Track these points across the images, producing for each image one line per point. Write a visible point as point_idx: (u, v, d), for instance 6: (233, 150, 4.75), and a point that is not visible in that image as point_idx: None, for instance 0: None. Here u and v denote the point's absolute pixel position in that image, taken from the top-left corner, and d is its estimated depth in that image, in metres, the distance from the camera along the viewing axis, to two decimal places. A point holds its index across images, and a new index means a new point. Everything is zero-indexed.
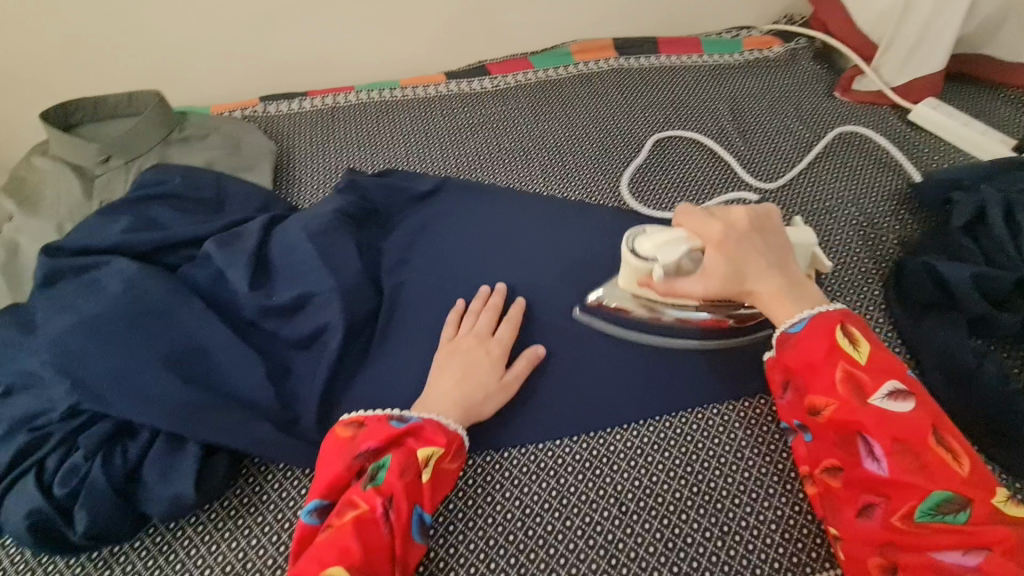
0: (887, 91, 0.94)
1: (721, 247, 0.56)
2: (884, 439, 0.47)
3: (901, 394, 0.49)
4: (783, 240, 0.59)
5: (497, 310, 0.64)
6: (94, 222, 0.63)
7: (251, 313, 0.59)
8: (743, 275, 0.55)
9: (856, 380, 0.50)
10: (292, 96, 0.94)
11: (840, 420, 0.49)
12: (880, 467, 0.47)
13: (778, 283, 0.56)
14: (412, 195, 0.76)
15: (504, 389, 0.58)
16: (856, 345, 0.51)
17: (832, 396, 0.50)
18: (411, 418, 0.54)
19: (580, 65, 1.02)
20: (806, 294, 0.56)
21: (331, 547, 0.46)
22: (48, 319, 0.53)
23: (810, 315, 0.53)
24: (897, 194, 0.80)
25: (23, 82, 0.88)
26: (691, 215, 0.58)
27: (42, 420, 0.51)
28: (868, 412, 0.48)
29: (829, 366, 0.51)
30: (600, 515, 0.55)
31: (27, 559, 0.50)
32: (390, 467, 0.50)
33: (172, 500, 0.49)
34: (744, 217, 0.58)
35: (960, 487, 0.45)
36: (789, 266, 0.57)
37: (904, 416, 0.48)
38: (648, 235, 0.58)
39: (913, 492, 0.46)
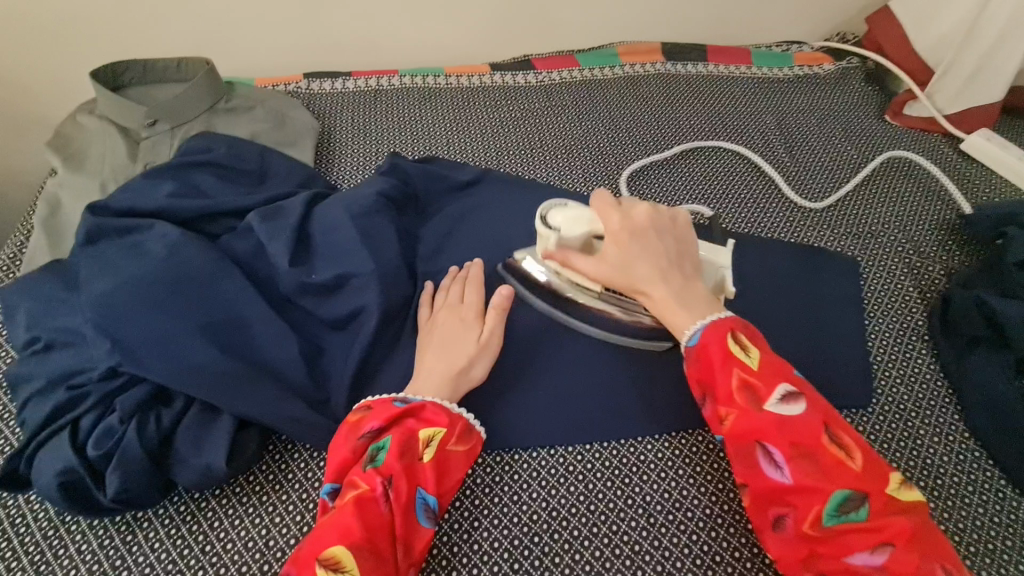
0: (939, 118, 0.91)
1: (616, 239, 0.56)
2: (781, 444, 0.46)
3: (792, 396, 0.48)
4: (687, 243, 0.58)
5: (463, 280, 0.63)
6: (139, 184, 0.63)
7: (288, 289, 0.59)
8: (634, 271, 0.56)
9: (751, 388, 0.49)
10: (337, 75, 0.93)
11: (740, 431, 0.48)
12: (783, 476, 0.46)
13: (668, 286, 0.55)
14: (452, 184, 0.75)
15: (484, 349, 0.57)
16: (747, 351, 0.50)
17: (731, 405, 0.49)
18: (414, 398, 0.52)
19: (626, 66, 1.01)
20: (699, 299, 0.54)
21: (334, 527, 0.45)
22: (91, 278, 0.53)
23: (704, 323, 0.52)
24: (944, 224, 0.79)
25: (72, 37, 0.87)
26: (597, 200, 0.59)
27: (78, 379, 0.50)
28: (764, 420, 0.47)
29: (724, 375, 0.50)
30: (628, 525, 0.53)
31: (51, 516, 0.50)
32: (390, 448, 0.49)
33: (203, 470, 0.49)
34: (647, 214, 0.58)
35: (857, 484, 0.45)
36: (685, 268, 0.57)
37: (796, 418, 0.47)
38: (565, 208, 0.60)
39: (816, 495, 0.45)
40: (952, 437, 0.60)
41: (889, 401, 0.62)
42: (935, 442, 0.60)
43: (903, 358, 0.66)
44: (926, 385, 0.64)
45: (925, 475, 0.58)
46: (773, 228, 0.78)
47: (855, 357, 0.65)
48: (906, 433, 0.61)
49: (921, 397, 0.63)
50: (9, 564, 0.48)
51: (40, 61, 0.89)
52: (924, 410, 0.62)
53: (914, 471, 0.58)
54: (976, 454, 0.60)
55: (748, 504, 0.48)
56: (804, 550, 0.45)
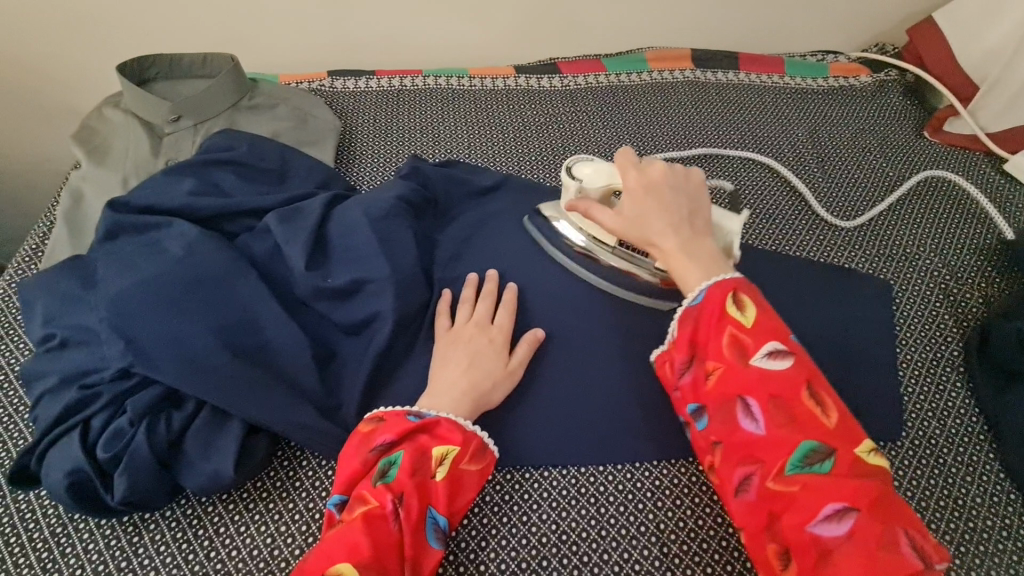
0: (982, 136, 0.87)
1: (632, 194, 0.55)
2: (761, 398, 0.45)
3: (781, 353, 0.46)
4: (703, 200, 0.56)
5: (492, 297, 0.62)
6: (160, 181, 0.62)
7: (304, 292, 0.58)
8: (646, 224, 0.54)
9: (740, 344, 0.47)
10: (360, 74, 0.93)
11: (723, 385, 0.46)
12: (758, 429, 0.44)
13: (678, 239, 0.53)
14: (472, 189, 0.74)
15: (509, 376, 0.57)
16: (742, 309, 0.48)
17: (718, 359, 0.47)
18: (428, 413, 0.51)
19: (654, 73, 0.99)
20: (708, 257, 0.52)
21: (342, 544, 0.44)
22: (107, 275, 0.53)
23: (709, 284, 0.50)
24: (984, 249, 0.75)
25: (103, 30, 0.88)
26: (620, 156, 0.59)
27: (91, 378, 0.50)
28: (749, 374, 0.46)
29: (714, 329, 0.48)
30: (640, 553, 0.52)
31: (60, 513, 0.50)
32: (402, 464, 0.48)
33: (211, 475, 0.48)
34: (664, 170, 0.56)
35: (827, 440, 0.43)
36: (697, 224, 0.54)
37: (782, 374, 0.45)
38: (590, 162, 0.62)
39: (786, 449, 0.43)
40: (985, 476, 0.58)
41: (920, 435, 0.60)
42: (968, 481, 0.57)
43: (937, 391, 0.63)
44: (959, 420, 0.61)
45: (955, 515, 0.55)
46: (801, 246, 0.75)
47: (886, 385, 0.62)
48: (937, 469, 0.58)
49: (953, 432, 0.60)
50: (17, 560, 0.48)
51: (69, 52, 0.89)
52: (957, 446, 0.59)
53: (944, 510, 0.55)
54: (1011, 496, 0.57)
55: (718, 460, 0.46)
56: (766, 508, 0.43)
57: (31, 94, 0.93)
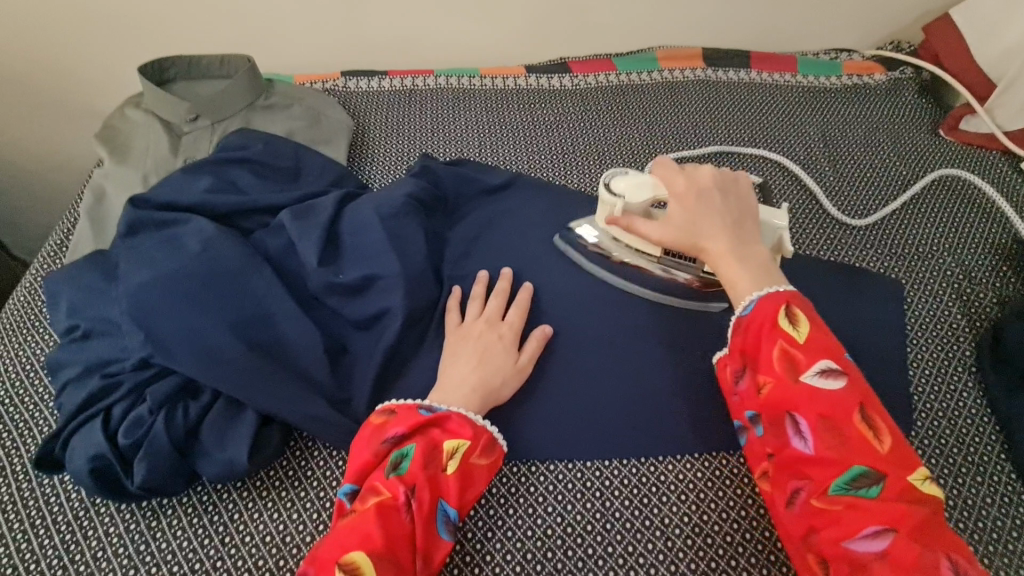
0: (999, 135, 0.86)
1: (681, 199, 0.56)
2: (810, 416, 0.45)
3: (834, 373, 0.46)
4: (750, 206, 0.57)
5: (503, 294, 0.63)
6: (179, 179, 0.64)
7: (316, 287, 0.59)
8: (697, 228, 0.55)
9: (791, 359, 0.47)
10: (373, 74, 0.94)
11: (772, 399, 0.47)
12: (805, 446, 0.45)
13: (729, 241, 0.54)
14: (482, 187, 0.75)
15: (518, 372, 0.58)
16: (795, 324, 0.48)
17: (768, 374, 0.48)
18: (439, 407, 0.52)
19: (665, 72, 0.99)
20: (758, 263, 0.53)
21: (355, 533, 0.45)
22: (128, 269, 0.54)
23: (762, 294, 0.50)
24: (999, 248, 0.74)
25: (125, 32, 0.91)
26: (659, 166, 0.60)
27: (113, 367, 0.52)
28: (799, 390, 0.46)
29: (766, 343, 0.48)
30: (644, 547, 0.52)
31: (82, 498, 0.52)
32: (415, 458, 0.49)
33: (226, 463, 0.50)
34: (711, 174, 0.58)
35: (877, 464, 0.43)
36: (747, 228, 0.56)
37: (834, 394, 0.45)
38: (626, 175, 0.63)
39: (832, 468, 0.44)
40: (997, 477, 0.57)
41: (929, 434, 0.59)
42: (978, 481, 0.57)
43: (947, 390, 0.62)
44: (971, 421, 0.60)
45: (965, 515, 0.55)
46: (811, 244, 0.75)
47: (895, 385, 0.62)
48: (947, 470, 0.57)
49: (963, 432, 0.60)
50: (42, 541, 0.50)
51: (93, 53, 0.92)
52: (968, 447, 0.59)
53: (952, 509, 0.55)
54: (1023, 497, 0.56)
55: (763, 471, 0.48)
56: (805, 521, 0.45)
57: (56, 94, 0.96)
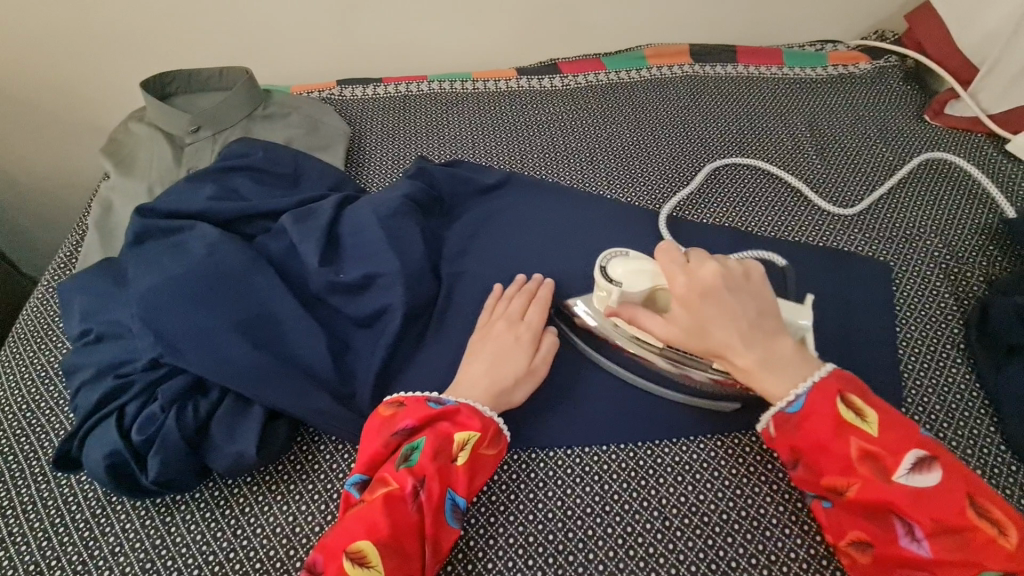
0: (983, 118, 0.88)
1: (688, 306, 0.53)
2: (920, 519, 0.45)
3: (924, 466, 0.46)
4: (765, 297, 0.53)
5: (528, 294, 0.64)
6: (183, 188, 0.67)
7: (318, 288, 0.61)
8: (709, 336, 0.52)
9: (874, 457, 0.47)
10: (368, 82, 0.96)
11: (868, 502, 0.47)
12: (922, 550, 0.45)
13: (749, 350, 0.51)
14: (477, 187, 0.77)
15: (531, 374, 0.59)
16: (863, 416, 0.48)
17: (852, 477, 0.47)
18: (448, 400, 0.54)
19: (652, 69, 1.00)
20: (788, 364, 0.51)
21: (364, 520, 0.47)
22: (138, 275, 0.57)
23: (807, 391, 0.50)
24: (986, 229, 0.76)
25: (127, 51, 0.94)
26: (659, 254, 0.55)
27: (125, 368, 0.54)
28: (896, 492, 0.46)
29: (841, 445, 0.48)
30: (643, 527, 0.54)
31: (100, 496, 0.54)
32: (425, 449, 0.51)
33: (235, 457, 0.51)
34: (717, 272, 0.53)
35: (1009, 563, 0.43)
36: (768, 326, 0.52)
37: (934, 490, 0.45)
38: (625, 261, 0.57)
39: (960, 569, 0.44)
40: (987, 449, 0.58)
41: (919, 411, 0.61)
42: (969, 454, 0.58)
43: (935, 368, 0.63)
44: (960, 396, 0.62)
45: None
46: (799, 232, 0.76)
47: (884, 364, 0.63)
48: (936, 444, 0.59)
49: (953, 407, 0.61)
50: (62, 538, 0.52)
51: (97, 72, 0.95)
52: (958, 422, 0.60)
53: None
54: (1013, 467, 0.57)
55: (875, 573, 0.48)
56: None
57: (61, 112, 0.99)
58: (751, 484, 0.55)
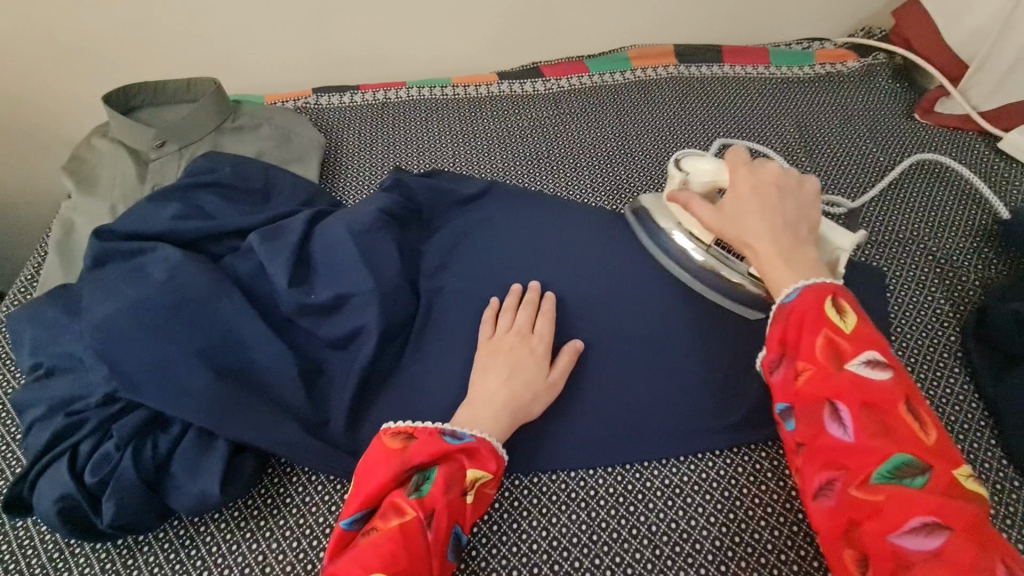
0: (974, 115, 0.86)
1: (738, 190, 0.54)
2: (853, 404, 0.42)
3: (880, 363, 0.43)
4: (810, 210, 0.53)
5: (532, 306, 0.62)
6: (144, 207, 0.64)
7: (289, 310, 0.59)
8: (745, 221, 0.52)
9: (835, 345, 0.44)
10: (344, 90, 0.93)
11: (811, 386, 0.44)
12: (846, 435, 0.41)
13: (779, 241, 0.50)
14: (456, 198, 0.74)
15: (549, 388, 0.56)
16: (842, 313, 0.45)
17: (809, 360, 0.44)
18: (466, 435, 0.50)
19: (637, 71, 0.98)
20: (807, 262, 0.49)
21: (377, 553, 0.44)
22: (93, 302, 0.54)
23: (805, 286, 0.47)
24: (980, 230, 0.74)
25: (91, 61, 0.90)
26: (731, 153, 0.57)
27: (80, 404, 0.51)
28: (843, 378, 0.43)
29: (808, 329, 0.45)
30: (633, 557, 0.51)
31: (55, 539, 0.51)
32: (440, 485, 0.48)
33: (198, 496, 0.49)
34: (778, 171, 0.54)
35: (925, 457, 0.39)
36: (800, 232, 0.51)
37: (878, 383, 0.42)
38: (700, 157, 0.61)
39: (875, 457, 0.40)
40: (987, 464, 0.56)
41: None
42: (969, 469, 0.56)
43: (934, 378, 0.61)
44: (958, 407, 0.60)
45: None
46: None
47: None
48: None
49: (953, 419, 0.59)
50: None
51: (61, 85, 0.92)
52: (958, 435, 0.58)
53: None
54: (1015, 483, 0.55)
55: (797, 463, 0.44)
56: (842, 517, 0.40)
57: (25, 127, 0.95)
58: (744, 506, 0.53)
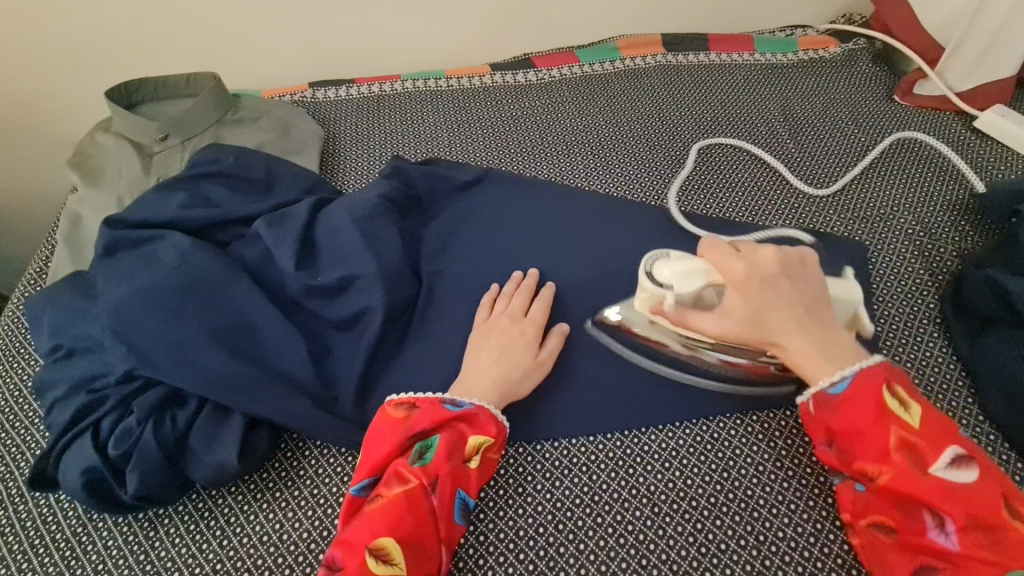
0: (951, 96, 0.89)
1: (744, 290, 0.53)
2: (951, 512, 0.45)
3: (963, 462, 0.46)
4: (819, 286, 0.55)
5: (528, 292, 0.64)
6: (152, 197, 0.66)
7: (295, 292, 0.61)
8: (766, 321, 0.52)
9: (913, 448, 0.47)
10: (340, 83, 0.95)
11: (900, 491, 0.46)
12: (950, 541, 0.45)
13: (804, 335, 0.52)
14: (454, 184, 0.76)
15: (538, 367, 0.59)
16: (907, 408, 0.48)
17: (888, 466, 0.47)
18: (465, 403, 0.53)
19: (626, 60, 1.01)
20: (836, 348, 0.52)
21: (381, 518, 0.47)
22: (108, 287, 0.56)
23: (855, 373, 0.50)
24: (957, 204, 0.77)
25: (91, 59, 0.92)
26: (710, 250, 0.55)
27: (99, 383, 0.53)
28: (930, 483, 0.46)
29: (884, 432, 0.48)
30: (633, 516, 0.54)
31: (79, 513, 0.53)
32: (441, 452, 0.50)
33: (216, 467, 0.51)
34: (773, 257, 0.54)
35: None
36: (821, 315, 0.53)
37: (970, 486, 0.45)
38: (669, 260, 0.57)
39: (985, 564, 0.44)
40: (966, 421, 0.59)
41: None
42: None
43: (914, 342, 0.64)
44: (937, 369, 0.63)
45: None
46: (775, 217, 0.77)
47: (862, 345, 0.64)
48: None
49: (932, 379, 0.62)
50: (42, 559, 0.51)
51: (60, 84, 0.93)
52: (938, 394, 0.61)
53: None
54: (991, 437, 0.58)
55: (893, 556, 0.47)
56: None
57: (25, 126, 0.96)
58: (737, 465, 0.56)
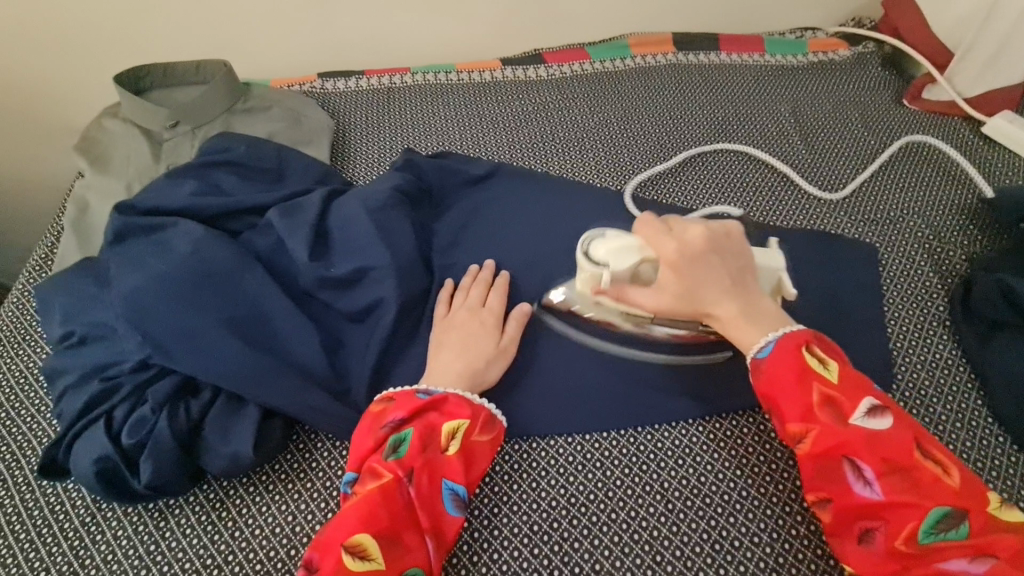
0: (959, 102, 0.89)
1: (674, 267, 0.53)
2: (873, 461, 0.45)
3: (878, 411, 0.47)
4: (744, 256, 0.56)
5: (485, 282, 0.64)
6: (162, 184, 0.65)
7: (308, 283, 0.60)
8: (697, 297, 0.53)
9: (834, 403, 0.48)
10: (350, 74, 0.94)
11: (826, 448, 0.47)
12: (875, 492, 0.45)
13: (733, 306, 0.53)
14: (466, 178, 0.76)
15: (501, 354, 0.59)
16: (824, 363, 0.49)
17: (813, 423, 0.48)
18: (436, 391, 0.54)
19: (637, 58, 1.00)
20: (765, 314, 0.53)
21: (356, 512, 0.47)
22: (121, 274, 0.55)
23: (776, 337, 0.52)
24: (963, 207, 0.78)
25: (97, 45, 0.90)
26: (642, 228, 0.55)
27: (113, 370, 0.53)
28: (852, 435, 0.46)
29: (805, 388, 0.48)
30: (647, 511, 0.54)
31: (88, 504, 0.52)
32: (413, 442, 0.50)
33: (230, 458, 0.50)
34: (701, 234, 0.54)
35: (954, 500, 0.44)
36: (748, 285, 0.55)
37: (885, 433, 0.46)
38: (604, 239, 0.56)
39: (911, 510, 0.44)
40: (975, 422, 0.60)
41: (910, 386, 0.62)
42: (957, 428, 0.60)
43: (923, 344, 0.65)
44: (946, 371, 0.63)
45: None
46: (787, 219, 0.77)
47: (873, 347, 0.64)
48: (928, 419, 0.60)
49: (941, 381, 0.63)
50: (51, 549, 0.50)
51: (66, 68, 0.92)
52: (947, 396, 0.62)
53: None
54: (1000, 438, 0.59)
55: (832, 520, 0.47)
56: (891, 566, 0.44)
57: (26, 110, 0.95)
58: (751, 463, 0.56)
